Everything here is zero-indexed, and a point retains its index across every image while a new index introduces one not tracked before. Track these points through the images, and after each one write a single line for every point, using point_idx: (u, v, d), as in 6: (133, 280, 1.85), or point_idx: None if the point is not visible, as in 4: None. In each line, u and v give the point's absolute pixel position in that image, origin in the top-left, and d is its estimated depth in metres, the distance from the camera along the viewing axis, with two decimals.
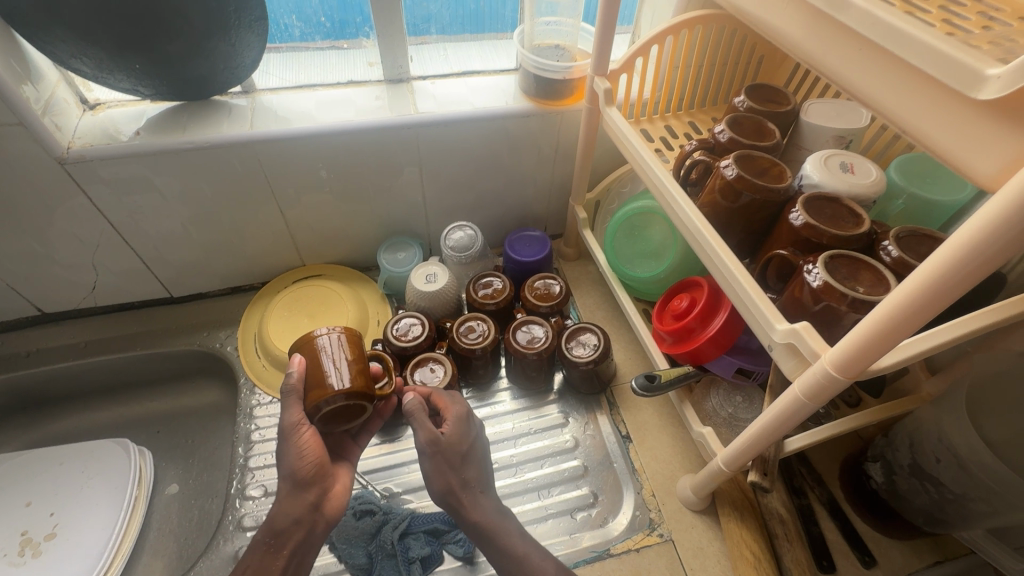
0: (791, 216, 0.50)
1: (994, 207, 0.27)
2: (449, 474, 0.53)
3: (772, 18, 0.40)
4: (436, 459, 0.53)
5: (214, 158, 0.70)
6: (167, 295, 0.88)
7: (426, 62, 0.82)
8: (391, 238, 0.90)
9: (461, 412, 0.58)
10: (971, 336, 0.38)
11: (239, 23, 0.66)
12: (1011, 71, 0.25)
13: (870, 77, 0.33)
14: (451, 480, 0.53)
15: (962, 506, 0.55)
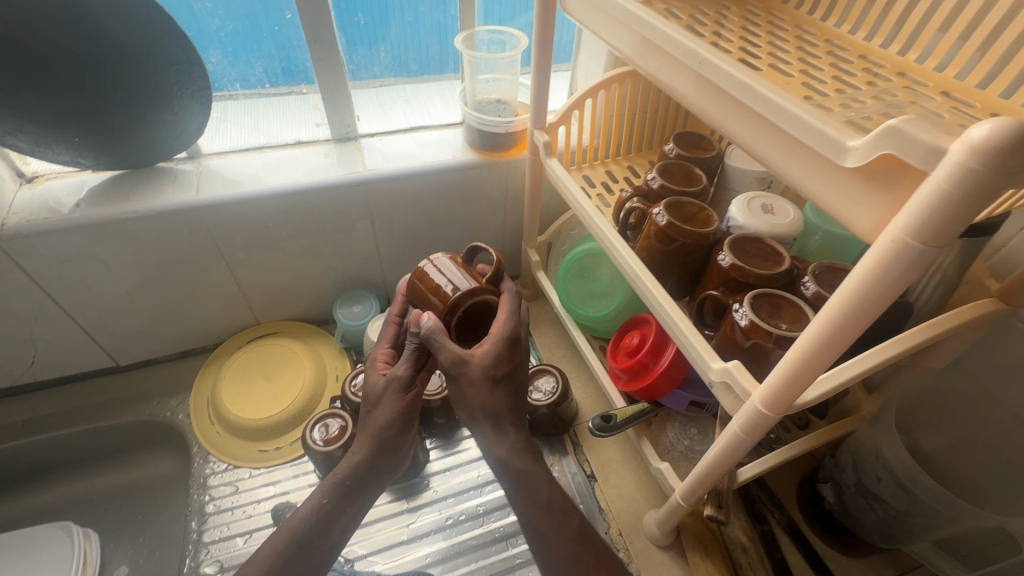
0: (719, 258, 0.54)
1: (868, 263, 0.29)
2: (486, 393, 0.50)
3: (674, 83, 0.43)
4: (466, 382, 0.50)
5: (159, 225, 0.70)
6: (113, 364, 0.85)
7: (389, 104, 0.85)
8: (348, 291, 0.90)
9: (508, 327, 0.52)
10: (879, 366, 0.42)
11: (180, 92, 0.67)
12: (866, 143, 0.28)
13: (761, 141, 0.36)
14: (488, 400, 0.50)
15: (906, 522, 0.57)
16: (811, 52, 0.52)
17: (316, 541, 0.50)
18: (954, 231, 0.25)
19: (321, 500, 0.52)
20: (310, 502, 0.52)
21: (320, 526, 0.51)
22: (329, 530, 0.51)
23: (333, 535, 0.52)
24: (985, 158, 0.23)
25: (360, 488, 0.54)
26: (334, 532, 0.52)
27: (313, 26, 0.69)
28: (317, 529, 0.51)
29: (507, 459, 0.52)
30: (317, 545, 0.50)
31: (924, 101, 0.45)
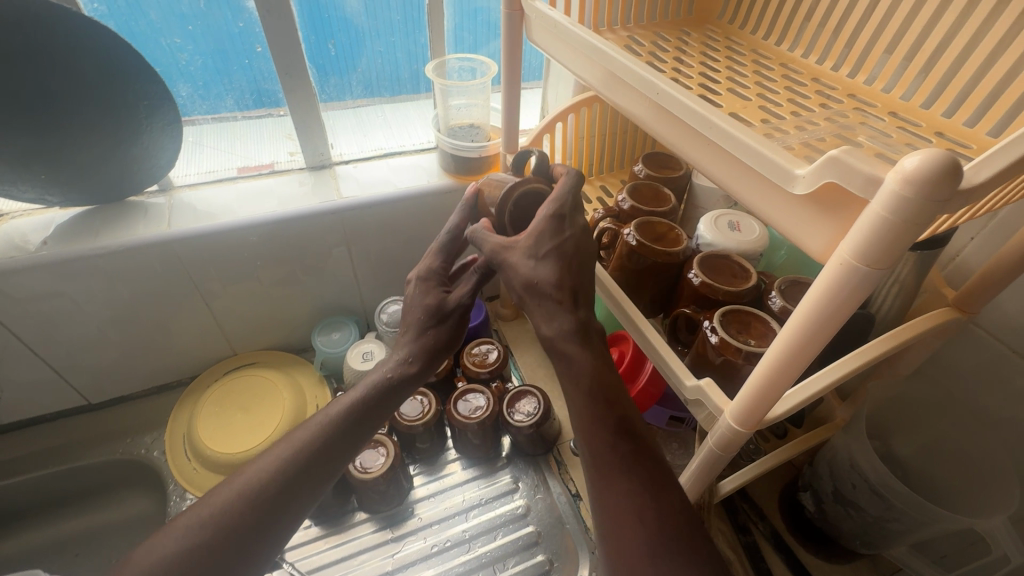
0: (689, 277, 0.55)
1: (821, 284, 0.30)
2: (530, 272, 0.47)
3: (634, 110, 0.45)
4: (512, 266, 0.48)
5: (131, 260, 0.69)
6: (84, 403, 0.83)
7: (369, 128, 0.86)
8: (327, 318, 0.89)
9: (550, 208, 0.48)
10: (845, 378, 0.44)
11: (150, 127, 0.66)
12: (812, 171, 0.30)
13: (718, 168, 0.37)
14: (537, 282, 0.47)
15: (883, 528, 0.58)
16: (767, 76, 0.54)
17: (323, 458, 0.49)
18: (896, 254, 0.27)
19: (297, 451, 0.48)
20: (281, 454, 0.48)
21: (350, 428, 0.51)
22: (294, 492, 0.47)
23: (336, 462, 0.50)
24: (917, 188, 0.24)
25: (338, 444, 0.50)
26: (341, 454, 0.50)
27: (284, 58, 0.70)
28: (286, 484, 0.47)
29: (553, 341, 0.47)
30: (277, 507, 0.46)
31: (873, 122, 0.48)
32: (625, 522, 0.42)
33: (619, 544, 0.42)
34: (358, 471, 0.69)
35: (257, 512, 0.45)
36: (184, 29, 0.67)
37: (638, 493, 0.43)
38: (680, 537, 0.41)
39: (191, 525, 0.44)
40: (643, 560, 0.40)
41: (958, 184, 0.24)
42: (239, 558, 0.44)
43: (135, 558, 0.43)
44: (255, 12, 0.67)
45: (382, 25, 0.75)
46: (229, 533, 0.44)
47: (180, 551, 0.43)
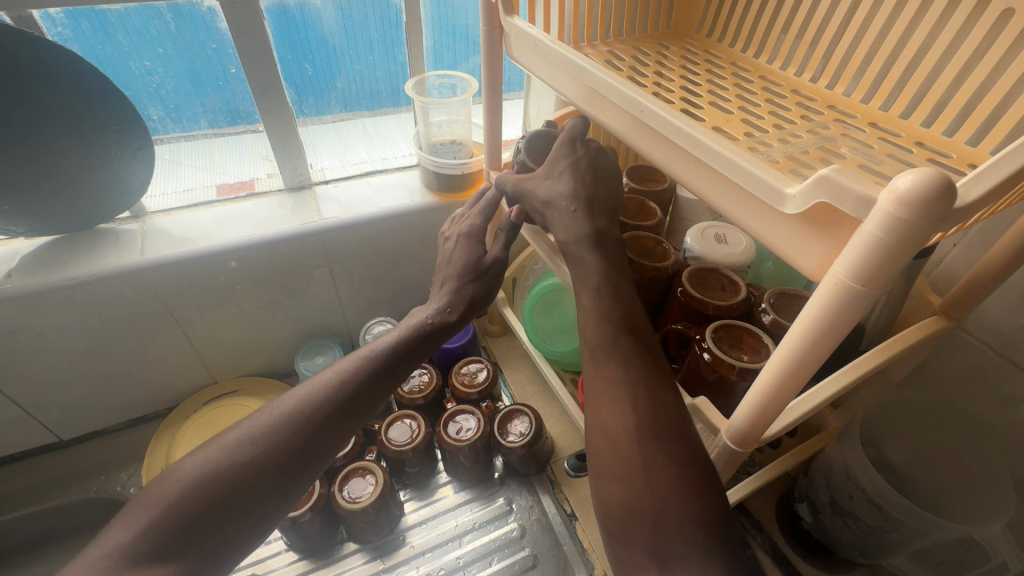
0: (678, 292, 0.55)
1: (816, 303, 0.30)
2: (548, 190, 0.52)
3: (616, 126, 0.44)
4: (531, 191, 0.54)
5: (101, 291, 0.66)
6: (56, 440, 0.79)
7: (350, 142, 0.85)
8: (310, 341, 0.87)
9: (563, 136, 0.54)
10: (839, 393, 0.44)
11: (121, 152, 0.64)
12: (803, 190, 0.29)
13: (705, 186, 0.37)
14: (554, 198, 0.52)
15: (882, 538, 0.58)
16: (748, 88, 0.54)
17: (371, 390, 0.49)
18: (891, 273, 0.26)
19: (332, 380, 0.48)
20: (317, 383, 0.48)
21: (390, 362, 0.51)
22: (330, 420, 0.46)
23: (376, 396, 0.50)
24: (912, 208, 0.24)
25: (374, 383, 0.49)
26: (381, 390, 0.50)
27: (260, 79, 0.68)
28: (325, 412, 0.46)
29: (568, 246, 0.51)
30: (323, 431, 0.46)
31: (855, 133, 0.48)
32: (617, 409, 0.42)
33: (609, 431, 0.42)
34: (346, 502, 0.66)
35: (288, 438, 0.44)
36: (155, 51, 0.65)
37: (635, 385, 0.43)
38: (673, 432, 0.41)
39: (224, 445, 0.43)
40: (631, 447, 0.41)
41: (952, 204, 0.24)
42: (271, 484, 0.43)
43: (166, 479, 0.42)
44: (228, 33, 0.65)
45: (360, 43, 0.74)
46: (263, 456, 0.43)
47: (212, 470, 0.41)
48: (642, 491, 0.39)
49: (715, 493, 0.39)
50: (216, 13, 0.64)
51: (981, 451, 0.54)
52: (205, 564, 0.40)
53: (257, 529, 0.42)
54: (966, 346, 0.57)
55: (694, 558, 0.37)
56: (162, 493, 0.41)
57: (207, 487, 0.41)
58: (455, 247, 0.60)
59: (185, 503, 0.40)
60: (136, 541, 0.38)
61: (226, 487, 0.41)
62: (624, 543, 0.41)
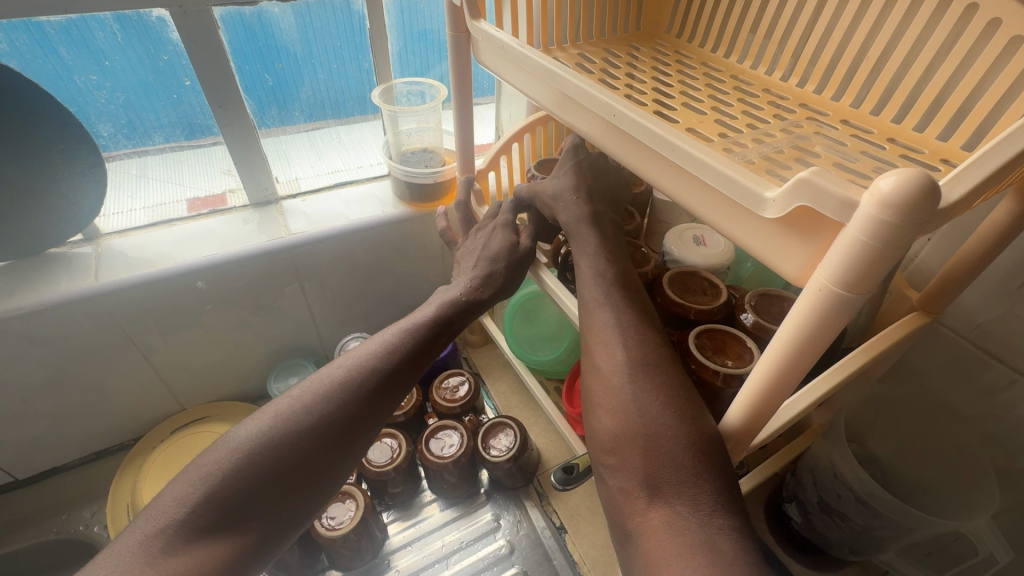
0: (660, 297, 0.54)
1: (801, 310, 0.29)
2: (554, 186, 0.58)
3: (589, 131, 0.43)
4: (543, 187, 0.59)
5: (53, 321, 0.62)
6: (11, 480, 0.75)
7: (323, 151, 0.82)
8: (284, 361, 0.84)
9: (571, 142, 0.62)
10: (824, 396, 0.43)
11: (68, 172, 0.61)
12: (782, 195, 0.28)
13: (682, 191, 0.36)
14: (555, 191, 0.57)
15: (871, 536, 0.57)
16: (720, 88, 0.54)
17: (410, 360, 0.49)
18: (877, 277, 0.25)
19: (377, 349, 0.48)
20: (363, 352, 0.48)
21: (425, 333, 0.51)
22: (382, 385, 0.47)
23: (415, 365, 0.50)
24: (896, 211, 0.23)
25: (418, 353, 0.50)
26: (418, 361, 0.50)
27: (219, 91, 0.66)
28: (373, 381, 0.46)
29: (571, 225, 0.54)
30: (372, 399, 0.46)
31: (828, 131, 0.47)
32: (609, 347, 0.44)
33: (602, 369, 0.43)
34: (325, 529, 0.63)
35: (342, 404, 0.44)
36: (100, 65, 0.61)
37: (626, 327, 0.45)
38: (664, 368, 0.42)
39: (276, 412, 0.43)
40: (623, 380, 0.42)
41: (937, 205, 0.23)
42: (329, 451, 0.43)
43: (218, 448, 0.42)
44: (181, 43, 0.62)
45: (322, 51, 0.72)
46: (319, 423, 0.43)
47: (267, 437, 0.41)
48: (634, 419, 0.40)
49: (705, 420, 0.39)
50: (167, 23, 0.61)
51: (964, 445, 0.54)
52: (268, 533, 0.40)
53: (315, 498, 0.43)
54: (943, 339, 0.57)
55: (683, 481, 0.37)
56: (218, 461, 0.40)
57: (264, 455, 0.41)
58: (488, 235, 0.61)
59: (244, 471, 0.40)
60: (192, 515, 0.38)
61: (284, 453, 0.41)
62: (613, 473, 0.40)
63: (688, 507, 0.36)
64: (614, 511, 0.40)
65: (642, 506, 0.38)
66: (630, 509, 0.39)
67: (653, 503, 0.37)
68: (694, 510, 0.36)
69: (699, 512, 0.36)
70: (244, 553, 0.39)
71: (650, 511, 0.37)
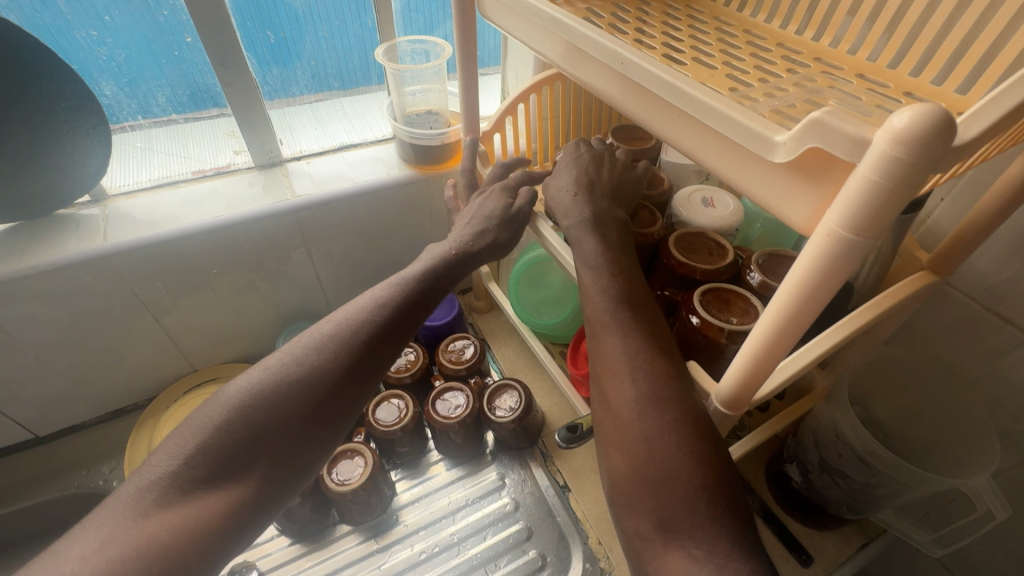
0: (665, 258, 0.53)
1: (807, 258, 0.29)
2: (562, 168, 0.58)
3: (596, 83, 0.42)
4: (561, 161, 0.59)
5: (66, 280, 0.63)
6: (32, 437, 0.77)
7: (328, 121, 0.83)
8: (292, 325, 0.85)
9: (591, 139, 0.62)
10: (829, 352, 0.43)
11: (73, 131, 0.60)
12: (792, 137, 0.27)
13: (691, 140, 0.35)
14: (563, 173, 0.57)
15: (869, 494, 0.58)
16: (732, 43, 0.52)
17: (401, 318, 0.49)
18: (888, 218, 0.25)
19: (365, 305, 0.49)
20: (353, 308, 0.49)
21: (415, 292, 0.51)
22: (374, 339, 0.47)
23: (407, 322, 0.50)
24: (909, 146, 0.22)
25: (410, 307, 0.51)
26: (411, 317, 0.50)
27: (220, 48, 0.64)
28: (364, 333, 0.47)
29: (571, 230, 0.53)
30: (362, 351, 0.46)
31: (842, 85, 0.46)
32: (618, 381, 0.42)
33: (613, 407, 0.41)
34: (336, 484, 0.65)
35: (333, 358, 0.45)
36: (100, 19, 0.61)
37: (634, 353, 0.42)
38: (677, 401, 0.40)
39: (265, 366, 0.44)
40: (633, 417, 0.40)
41: (951, 141, 0.22)
42: (322, 408, 0.44)
43: (211, 403, 0.43)
44: None
45: (324, 8, 0.70)
46: (310, 376, 0.44)
47: (257, 391, 0.42)
48: (645, 460, 0.38)
49: (721, 464, 0.38)
50: None
51: (968, 403, 0.54)
52: (267, 483, 0.41)
53: (313, 451, 0.44)
54: (952, 300, 0.57)
55: (697, 526, 0.35)
56: (209, 416, 0.41)
57: (255, 406, 0.42)
58: (484, 198, 0.60)
59: (236, 422, 0.41)
60: (187, 467, 0.39)
61: (276, 405, 0.42)
62: (627, 514, 0.39)
63: (703, 551, 0.34)
64: (634, 553, 0.39)
65: (658, 549, 0.37)
66: (648, 552, 0.37)
67: (669, 546, 0.36)
68: (710, 555, 0.34)
69: (715, 556, 0.34)
70: (244, 502, 0.40)
71: (667, 555, 0.36)
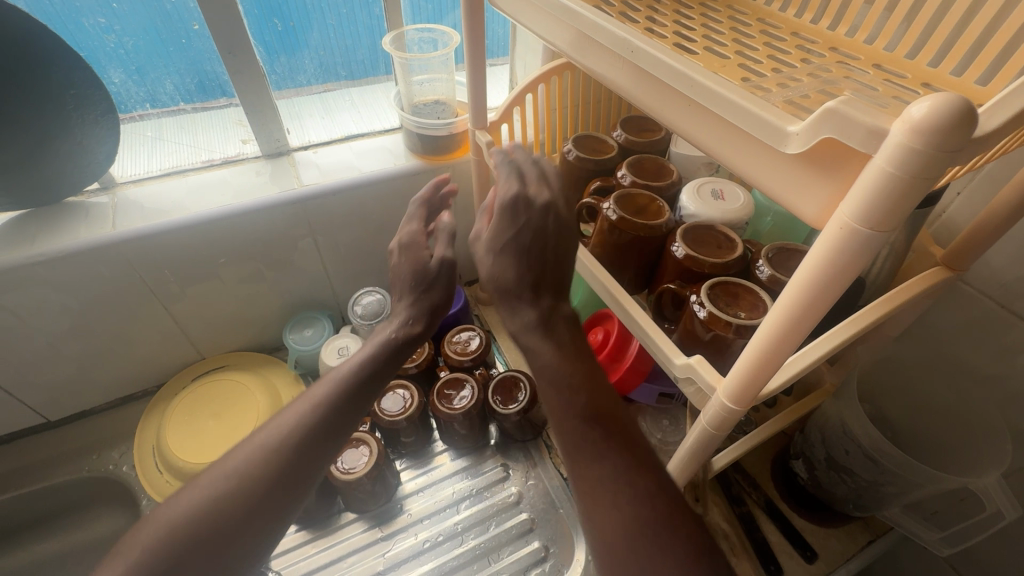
0: (673, 250, 0.53)
1: (818, 252, 0.28)
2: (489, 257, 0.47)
3: (605, 73, 0.41)
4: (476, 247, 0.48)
5: (75, 268, 0.64)
6: (44, 421, 0.79)
7: (336, 111, 0.82)
8: (299, 314, 0.86)
9: (507, 168, 0.50)
10: (838, 348, 0.42)
11: (81, 120, 0.61)
12: (806, 127, 0.27)
13: (701, 130, 0.34)
14: (488, 267, 0.46)
15: (876, 491, 0.58)
16: (745, 32, 0.51)
17: (344, 417, 0.45)
18: (903, 212, 0.24)
19: (307, 404, 0.44)
20: (292, 410, 0.44)
21: (357, 387, 0.46)
22: (299, 446, 0.42)
23: (348, 422, 0.45)
24: (927, 138, 0.22)
25: (355, 399, 0.46)
26: (353, 416, 0.45)
27: (226, 36, 0.64)
28: (303, 436, 0.42)
29: (518, 338, 0.44)
30: (303, 458, 0.42)
31: (858, 75, 0.45)
32: (607, 511, 0.36)
33: (600, 536, 0.36)
34: (342, 472, 0.66)
35: (269, 470, 0.40)
36: (108, 6, 0.61)
37: (621, 479, 0.37)
38: (677, 533, 0.35)
39: (206, 484, 0.40)
40: (627, 558, 0.34)
41: (971, 132, 0.22)
42: (257, 523, 0.39)
43: (150, 523, 0.39)
44: None
45: None
46: (246, 493, 0.39)
47: (192, 513, 0.38)
48: None
49: None
50: None
51: (980, 401, 0.53)
52: None
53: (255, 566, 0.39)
54: (966, 297, 0.56)
55: None
56: (147, 538, 0.38)
57: (189, 528, 0.38)
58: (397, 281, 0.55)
59: (170, 546, 0.37)
60: None
61: (209, 525, 0.38)
62: None
63: None
64: None
65: None
66: None
67: None
68: None
69: None
70: None
71: None
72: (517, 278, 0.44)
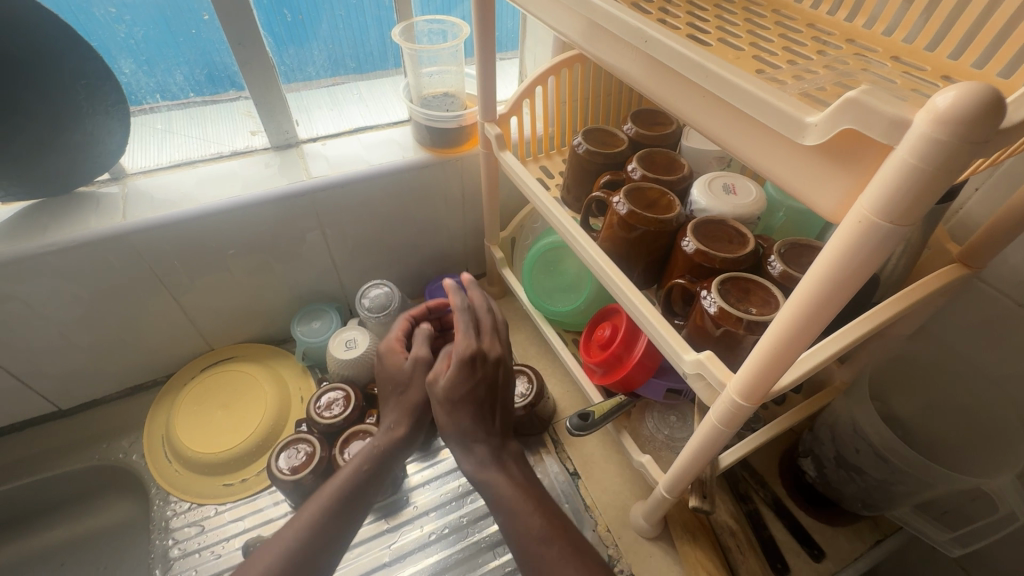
0: (683, 245, 0.52)
1: (834, 247, 0.28)
2: (446, 408, 0.57)
3: (618, 64, 0.41)
4: (434, 388, 0.58)
5: (86, 258, 0.64)
6: (56, 409, 0.80)
7: (344, 104, 0.82)
8: (307, 306, 0.86)
9: (466, 318, 0.62)
10: (851, 345, 0.42)
11: (92, 109, 0.61)
12: (825, 119, 0.26)
13: (716, 122, 0.34)
14: (446, 417, 0.57)
15: (886, 491, 0.57)
16: (760, 24, 0.50)
17: (343, 517, 0.54)
18: (923, 206, 0.24)
19: (314, 512, 0.53)
20: (303, 514, 0.53)
21: (353, 494, 0.55)
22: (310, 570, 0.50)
23: (347, 525, 0.54)
24: (952, 129, 0.21)
25: (353, 497, 0.55)
26: (351, 517, 0.54)
27: (236, 27, 0.64)
28: (318, 531, 0.52)
29: (477, 473, 0.56)
30: (317, 555, 0.51)
31: (876, 67, 0.44)
32: None
33: None
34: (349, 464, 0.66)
35: (294, 560, 0.49)
36: None
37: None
38: None
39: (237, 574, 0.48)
40: None
41: (999, 123, 0.21)
42: None
43: None
44: None
45: None
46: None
47: None
48: None
49: None
50: None
51: (994, 402, 0.52)
52: None
53: None
54: (983, 295, 0.55)
55: None
56: None
57: None
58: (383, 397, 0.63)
59: None
60: None
61: None
62: None
63: None
64: None
65: None
66: None
67: None
68: None
69: None
70: None
71: None
72: (475, 426, 0.57)
